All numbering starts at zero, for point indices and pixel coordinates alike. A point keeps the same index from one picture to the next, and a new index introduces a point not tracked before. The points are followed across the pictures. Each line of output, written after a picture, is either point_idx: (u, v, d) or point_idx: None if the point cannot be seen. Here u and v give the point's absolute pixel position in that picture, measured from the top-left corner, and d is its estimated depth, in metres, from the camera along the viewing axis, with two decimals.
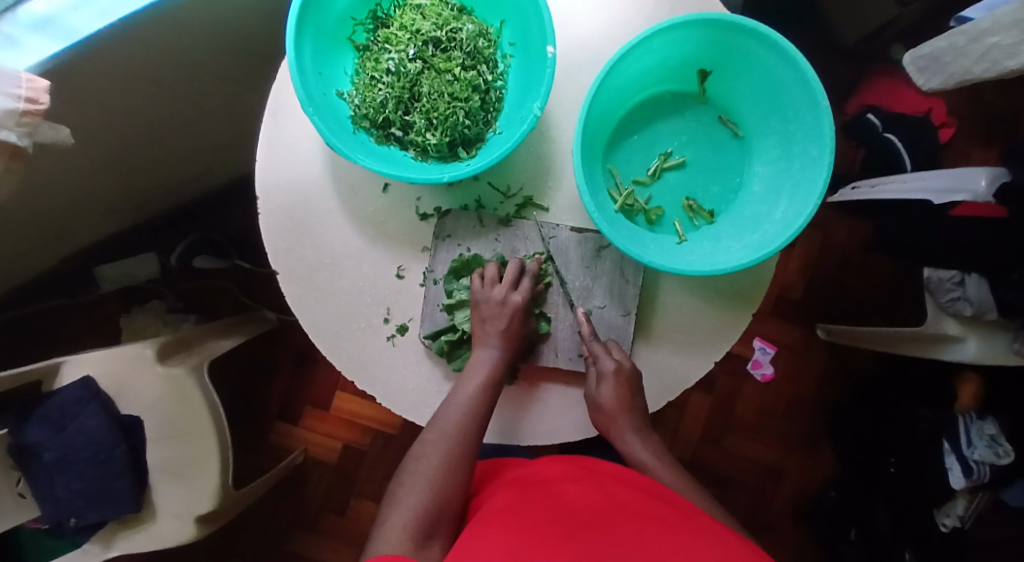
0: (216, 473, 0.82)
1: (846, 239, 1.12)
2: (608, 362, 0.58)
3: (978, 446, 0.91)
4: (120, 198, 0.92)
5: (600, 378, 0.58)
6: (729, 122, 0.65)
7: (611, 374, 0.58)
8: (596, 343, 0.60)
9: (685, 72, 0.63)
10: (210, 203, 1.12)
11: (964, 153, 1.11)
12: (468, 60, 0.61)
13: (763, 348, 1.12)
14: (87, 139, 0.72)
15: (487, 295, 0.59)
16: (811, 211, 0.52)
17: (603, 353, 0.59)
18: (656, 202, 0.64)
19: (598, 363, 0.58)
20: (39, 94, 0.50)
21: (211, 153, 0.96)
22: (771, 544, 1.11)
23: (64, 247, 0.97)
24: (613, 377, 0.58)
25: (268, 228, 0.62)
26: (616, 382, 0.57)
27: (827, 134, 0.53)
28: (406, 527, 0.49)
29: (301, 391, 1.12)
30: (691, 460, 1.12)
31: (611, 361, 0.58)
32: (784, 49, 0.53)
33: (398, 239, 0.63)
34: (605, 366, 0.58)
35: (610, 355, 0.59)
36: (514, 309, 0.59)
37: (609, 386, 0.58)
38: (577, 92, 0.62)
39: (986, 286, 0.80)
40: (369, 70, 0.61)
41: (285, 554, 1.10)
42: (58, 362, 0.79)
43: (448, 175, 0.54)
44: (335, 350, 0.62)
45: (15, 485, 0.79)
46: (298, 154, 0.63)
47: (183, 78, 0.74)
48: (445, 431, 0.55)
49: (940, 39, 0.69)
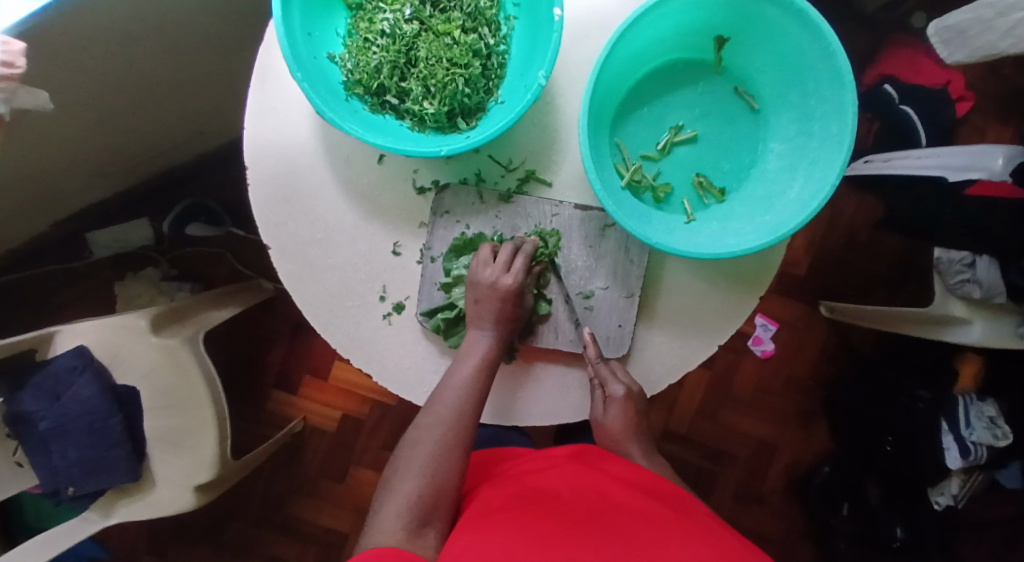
0: (216, 439, 0.82)
1: (855, 215, 1.10)
2: (617, 387, 0.58)
3: (976, 428, 0.88)
4: (108, 162, 0.89)
5: (608, 400, 0.58)
6: (745, 93, 0.61)
7: (618, 399, 0.58)
8: (603, 365, 0.59)
9: (701, 39, 0.59)
10: (203, 168, 1.09)
11: (980, 128, 1.07)
12: (468, 22, 0.58)
13: (764, 324, 1.11)
14: (72, 102, 0.69)
15: (479, 275, 0.57)
16: (828, 193, 0.50)
17: (612, 377, 0.58)
18: (664, 178, 0.62)
19: (606, 387, 0.58)
20: (15, 57, 0.47)
21: (199, 116, 0.92)
22: (765, 517, 1.12)
23: (55, 212, 0.95)
24: (622, 401, 0.58)
25: (258, 200, 0.60)
26: (624, 406, 0.58)
27: (850, 110, 0.50)
28: (401, 516, 0.49)
29: (298, 360, 1.11)
30: (688, 434, 1.12)
31: (619, 386, 0.58)
32: (810, 16, 0.50)
33: (394, 213, 0.61)
34: (613, 391, 0.58)
35: (620, 378, 0.59)
36: (505, 292, 0.56)
37: (616, 409, 0.58)
38: (584, 58, 0.59)
39: (997, 269, 0.77)
40: (362, 31, 0.58)
41: (284, 519, 1.11)
42: (52, 332, 0.78)
43: (446, 148, 0.51)
44: (329, 327, 0.61)
45: (12, 454, 0.79)
46: (288, 122, 0.60)
47: (169, 37, 0.71)
48: (439, 415, 0.54)
49: (966, 9, 0.65)
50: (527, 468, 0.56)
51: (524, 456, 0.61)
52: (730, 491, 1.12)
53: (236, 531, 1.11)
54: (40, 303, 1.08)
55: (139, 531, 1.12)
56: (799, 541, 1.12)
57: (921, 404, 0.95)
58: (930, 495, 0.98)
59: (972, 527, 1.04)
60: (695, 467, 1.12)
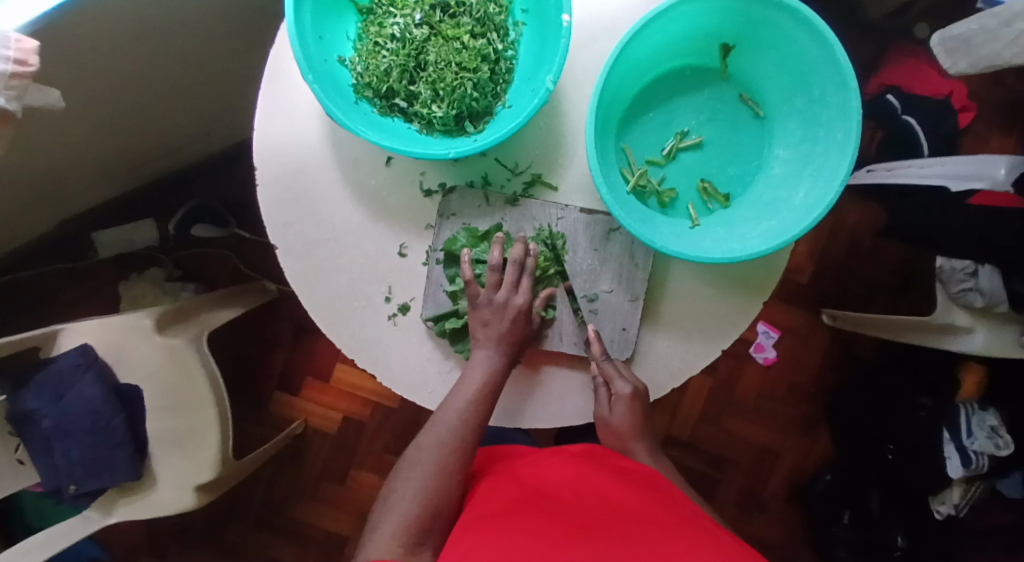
0: (215, 445, 0.82)
1: (857, 223, 1.10)
2: (623, 385, 0.58)
3: (978, 437, 0.88)
4: (114, 161, 0.89)
5: (614, 399, 0.59)
6: (750, 100, 0.62)
7: (625, 397, 0.58)
8: (608, 363, 0.59)
9: (707, 45, 0.60)
10: (209, 169, 1.09)
11: (982, 138, 1.07)
12: (477, 27, 0.58)
13: (766, 331, 1.11)
14: (81, 102, 0.70)
15: (488, 300, 0.58)
16: (832, 199, 0.50)
17: (617, 375, 0.59)
18: (669, 183, 0.62)
19: (612, 386, 0.59)
20: (28, 56, 0.47)
21: (206, 116, 0.93)
22: (766, 525, 1.12)
23: (61, 211, 0.96)
24: (628, 399, 0.58)
25: (266, 201, 0.60)
26: (630, 404, 0.58)
27: (854, 117, 0.51)
28: (397, 535, 0.49)
29: (301, 362, 1.11)
30: (689, 441, 1.12)
31: (625, 385, 0.58)
32: (815, 24, 0.50)
33: (401, 215, 0.61)
34: (619, 389, 0.58)
35: (625, 376, 0.59)
36: (516, 313, 0.57)
37: (623, 407, 0.58)
38: (592, 64, 0.59)
39: (999, 278, 0.78)
40: (372, 35, 0.58)
41: (284, 521, 1.11)
42: (55, 330, 0.78)
43: (454, 151, 0.52)
44: (335, 328, 0.61)
45: (15, 452, 0.79)
46: (297, 124, 0.60)
47: (179, 39, 0.71)
48: (439, 437, 0.55)
49: (972, 19, 0.66)
50: (530, 467, 0.56)
51: (530, 454, 0.61)
52: (731, 498, 1.12)
53: (235, 533, 1.11)
54: (44, 302, 1.08)
55: (138, 532, 1.11)
56: (799, 549, 1.12)
57: (922, 412, 0.95)
58: (931, 503, 0.98)
59: (972, 536, 1.04)
60: (696, 473, 1.12)
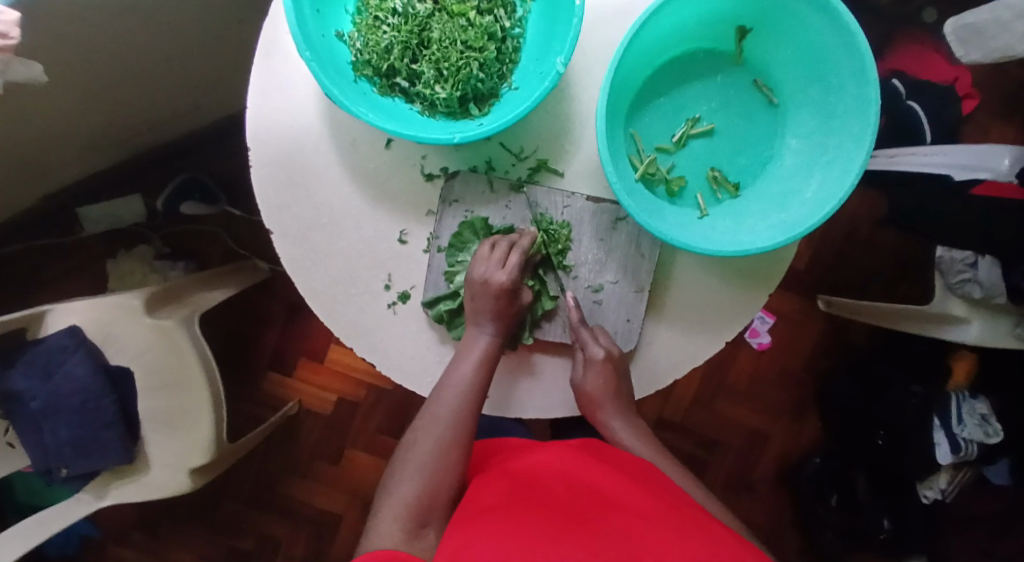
0: (209, 427, 0.81)
1: (856, 211, 1.09)
2: (596, 349, 0.57)
3: (968, 425, 0.88)
4: (98, 136, 0.86)
5: (587, 364, 0.57)
6: (764, 87, 0.60)
7: (598, 361, 0.56)
8: (584, 329, 0.58)
9: (722, 28, 0.58)
10: (198, 144, 1.06)
11: (984, 128, 1.06)
12: (483, 3, 0.56)
13: (761, 317, 1.11)
14: (64, 75, 0.67)
15: (473, 272, 0.56)
16: (846, 194, 0.49)
17: (591, 339, 0.57)
18: (678, 171, 0.61)
19: (585, 350, 0.57)
20: (8, 28, 0.44)
21: (193, 90, 0.89)
22: (755, 506, 1.13)
23: (44, 187, 0.93)
24: (601, 363, 0.56)
25: (261, 183, 0.58)
26: (604, 368, 0.56)
27: (873, 109, 0.50)
28: (397, 519, 0.49)
29: (294, 342, 1.10)
30: (682, 423, 1.12)
31: (599, 349, 0.57)
32: (836, 10, 0.48)
33: (402, 200, 0.59)
34: (593, 353, 0.57)
35: (599, 341, 0.58)
36: (498, 288, 0.55)
37: (595, 372, 0.57)
38: (601, 45, 0.57)
39: (999, 270, 0.77)
40: (372, 9, 0.56)
41: (276, 499, 1.10)
42: (43, 311, 0.76)
43: (459, 135, 0.49)
44: (332, 314, 0.60)
45: (3, 433, 0.78)
46: (293, 102, 0.58)
47: (168, 10, 0.68)
48: (437, 416, 0.54)
49: (984, 9, 0.64)
50: (519, 459, 0.56)
51: (521, 447, 0.60)
52: (722, 479, 1.13)
53: (229, 511, 1.11)
54: (30, 279, 1.06)
55: (130, 510, 1.11)
56: (787, 530, 1.14)
57: (914, 399, 0.95)
58: (919, 488, 0.97)
59: (959, 523, 0.95)
60: (688, 456, 1.13)
